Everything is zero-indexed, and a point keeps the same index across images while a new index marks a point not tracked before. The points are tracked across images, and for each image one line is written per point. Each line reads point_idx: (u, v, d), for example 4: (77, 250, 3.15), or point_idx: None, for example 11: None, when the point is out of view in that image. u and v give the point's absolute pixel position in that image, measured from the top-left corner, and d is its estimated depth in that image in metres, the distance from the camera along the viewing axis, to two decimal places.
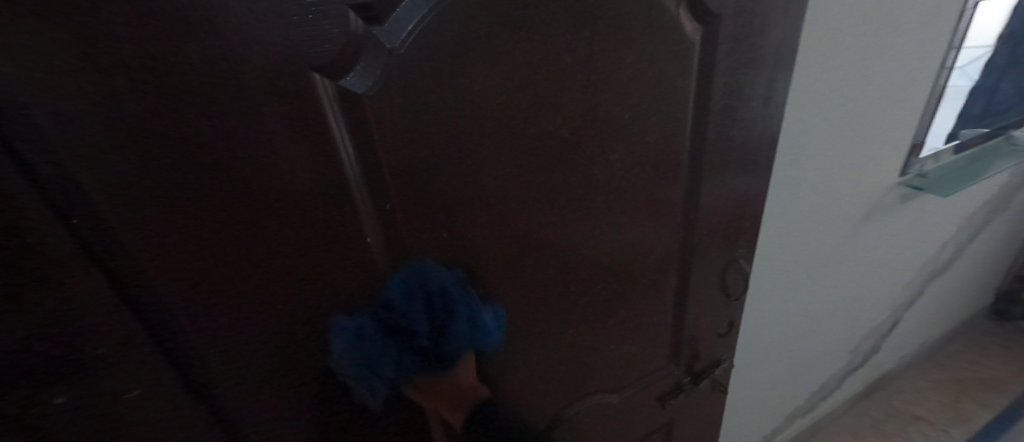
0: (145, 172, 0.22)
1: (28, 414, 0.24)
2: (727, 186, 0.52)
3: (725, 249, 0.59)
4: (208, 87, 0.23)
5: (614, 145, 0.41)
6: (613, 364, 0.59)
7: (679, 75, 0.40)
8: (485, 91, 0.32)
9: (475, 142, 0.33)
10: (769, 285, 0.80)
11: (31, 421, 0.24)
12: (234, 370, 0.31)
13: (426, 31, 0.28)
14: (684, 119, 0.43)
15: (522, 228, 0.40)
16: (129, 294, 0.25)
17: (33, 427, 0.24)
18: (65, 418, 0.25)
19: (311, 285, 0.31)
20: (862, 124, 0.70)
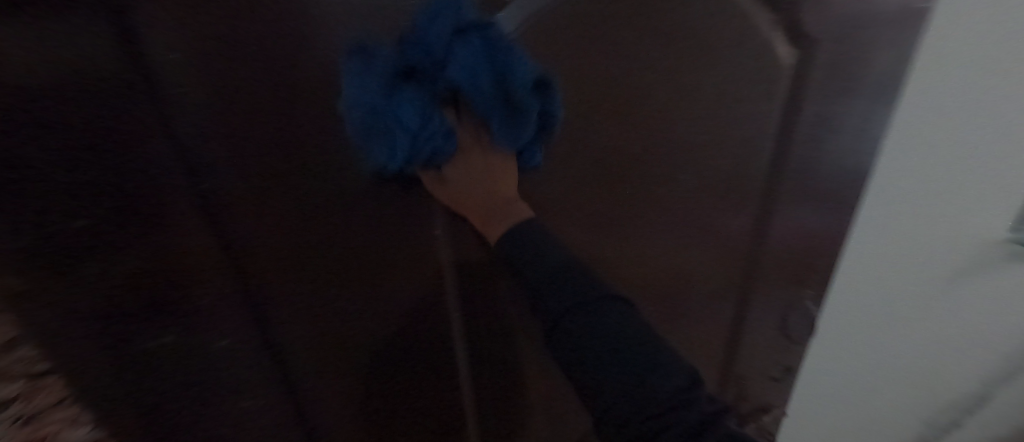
0: (263, 146, 0.25)
1: (138, 358, 0.27)
2: (802, 219, 0.49)
3: (791, 288, 0.56)
4: (320, 74, 0.25)
5: (683, 164, 0.40)
6: None
7: (763, 100, 0.39)
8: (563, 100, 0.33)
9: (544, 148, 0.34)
10: (838, 333, 0.74)
11: (140, 362, 0.27)
12: (305, 331, 0.33)
13: (517, 41, 0.29)
14: (763, 146, 0.42)
15: (579, 238, 0.40)
16: (233, 253, 0.27)
17: (139, 367, 0.27)
18: (166, 362, 0.28)
19: (381, 260, 0.34)
20: (977, 169, 0.62)
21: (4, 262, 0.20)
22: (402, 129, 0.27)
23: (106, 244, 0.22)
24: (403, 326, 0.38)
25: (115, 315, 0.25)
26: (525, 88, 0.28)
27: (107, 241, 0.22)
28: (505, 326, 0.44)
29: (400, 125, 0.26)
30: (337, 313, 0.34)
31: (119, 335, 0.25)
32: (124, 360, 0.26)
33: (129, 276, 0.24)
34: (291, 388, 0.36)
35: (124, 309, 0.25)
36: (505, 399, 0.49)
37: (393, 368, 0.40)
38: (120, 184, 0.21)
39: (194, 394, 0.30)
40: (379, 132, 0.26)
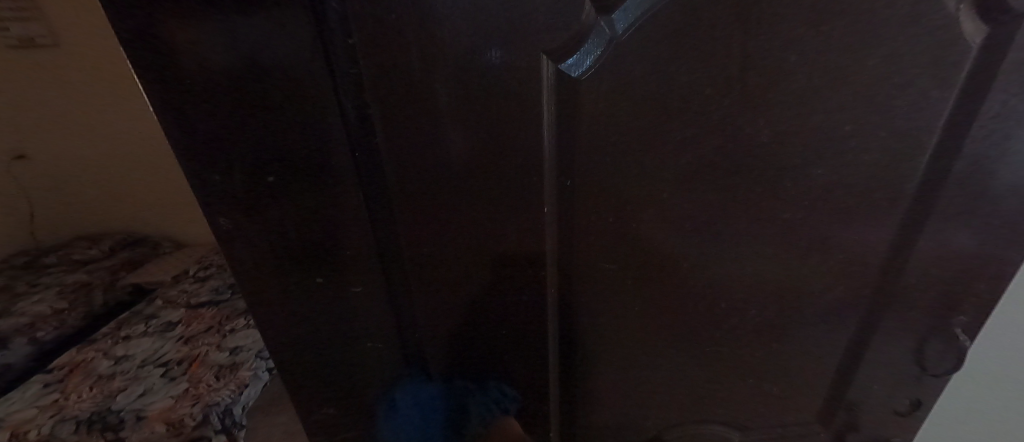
0: (410, 119, 0.29)
1: (303, 281, 0.34)
2: (962, 235, 0.41)
3: (935, 312, 0.48)
4: (464, 57, 0.28)
5: (819, 159, 0.36)
6: (742, 396, 0.55)
7: (932, 87, 0.33)
8: (692, 85, 0.31)
9: (663, 137, 0.34)
10: (989, 374, 0.62)
11: (303, 284, 0.34)
12: (421, 289, 0.38)
13: (649, 24, 0.29)
14: (922, 144, 0.36)
15: (683, 234, 0.40)
16: (375, 211, 0.33)
17: (302, 288, 0.35)
18: (318, 290, 0.35)
19: (492, 237, 0.36)
20: None
21: (237, 190, 0.28)
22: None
23: (292, 188, 0.29)
24: (507, 301, 0.41)
25: (291, 244, 0.32)
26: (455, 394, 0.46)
27: (293, 186, 0.29)
28: (596, 315, 0.44)
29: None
30: (442, 283, 0.38)
31: (292, 260, 0.33)
32: (293, 281, 0.34)
33: (302, 216, 0.31)
34: (405, 338, 0.41)
35: (297, 241, 0.32)
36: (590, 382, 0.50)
37: (490, 339, 0.43)
38: (306, 140, 0.28)
39: (335, 325, 0.37)
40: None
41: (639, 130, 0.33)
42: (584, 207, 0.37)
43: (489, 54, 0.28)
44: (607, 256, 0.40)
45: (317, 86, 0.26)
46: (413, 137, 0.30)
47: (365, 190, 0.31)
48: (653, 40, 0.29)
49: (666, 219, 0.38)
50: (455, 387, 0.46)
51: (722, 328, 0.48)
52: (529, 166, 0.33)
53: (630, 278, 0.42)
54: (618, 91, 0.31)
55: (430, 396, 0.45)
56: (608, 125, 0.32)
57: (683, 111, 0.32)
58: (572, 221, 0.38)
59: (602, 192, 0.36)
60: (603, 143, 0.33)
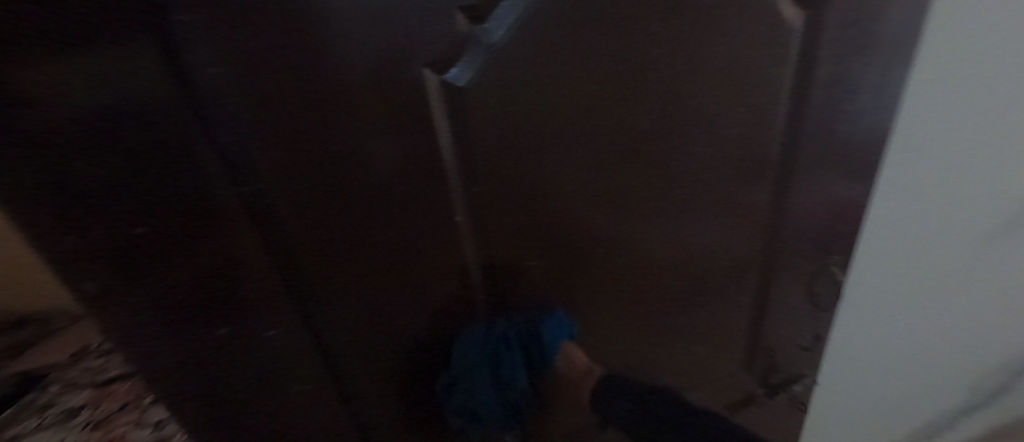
0: (298, 147, 0.28)
1: (204, 344, 0.30)
2: (821, 186, 0.48)
3: (814, 255, 0.55)
4: (344, 77, 0.27)
5: (697, 138, 0.40)
6: (680, 363, 0.58)
7: (773, 64, 0.38)
8: (572, 83, 0.33)
9: (557, 134, 0.35)
10: (865, 299, 0.72)
11: (205, 348, 0.31)
12: (344, 319, 0.36)
13: (522, 30, 0.30)
14: (776, 113, 0.41)
15: (593, 222, 0.42)
16: (276, 248, 0.30)
17: (205, 353, 0.31)
18: (226, 348, 0.31)
19: (409, 250, 0.36)
20: (1010, 113, 0.59)
21: (95, 265, 0.24)
22: (489, 405, 0.48)
23: (170, 246, 0.26)
24: (438, 311, 0.41)
25: (181, 306, 0.28)
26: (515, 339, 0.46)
27: (171, 243, 0.26)
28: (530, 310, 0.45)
29: (486, 404, 0.48)
30: (366, 308, 0.37)
31: (186, 325, 0.29)
32: (191, 347, 0.30)
33: (190, 273, 0.27)
34: (336, 375, 0.38)
35: (189, 301, 0.28)
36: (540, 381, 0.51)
37: (429, 354, 0.43)
38: (178, 189, 0.24)
39: (254, 380, 0.34)
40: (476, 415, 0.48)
41: (533, 130, 0.35)
42: (496, 208, 0.38)
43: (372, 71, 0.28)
44: (527, 251, 0.42)
45: (179, 130, 0.23)
46: (307, 160, 0.29)
47: (261, 229, 0.29)
48: (529, 44, 0.31)
49: (577, 208, 0.41)
50: (520, 327, 0.46)
51: (644, 302, 0.51)
52: (436, 175, 0.34)
53: (553, 270, 0.44)
54: (506, 97, 0.32)
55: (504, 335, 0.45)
56: (504, 128, 0.34)
57: (569, 108, 0.34)
58: (488, 224, 0.38)
59: (510, 190, 0.37)
60: (501, 146, 0.34)
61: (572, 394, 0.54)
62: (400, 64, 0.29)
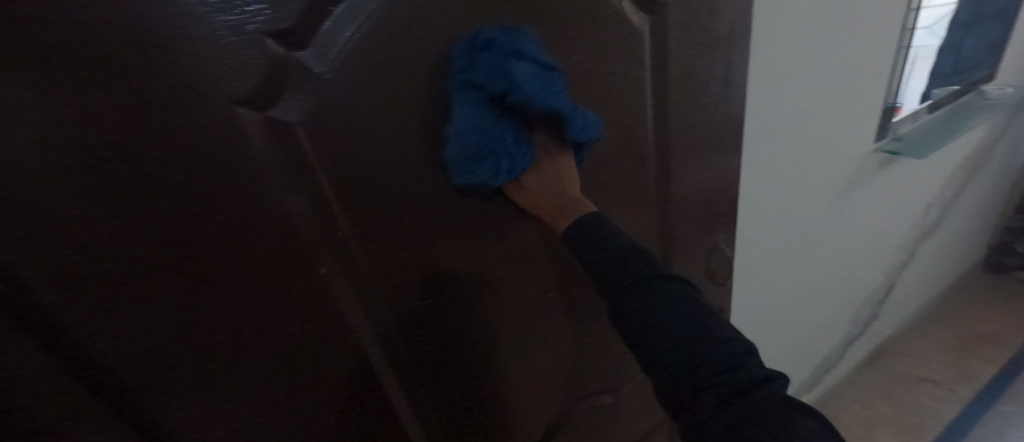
0: (72, 224, 0.21)
1: None
2: (697, 173, 0.51)
3: (702, 237, 0.58)
4: (126, 128, 0.21)
5: (574, 144, 0.40)
6: (603, 364, 0.58)
7: (631, 67, 0.40)
8: (427, 106, 0.31)
9: (423, 162, 0.33)
10: (752, 266, 0.79)
11: None
12: (198, 415, 0.29)
13: (356, 53, 0.27)
14: (644, 112, 0.43)
15: (485, 242, 0.39)
16: (71, 351, 0.23)
17: None
18: None
19: (270, 320, 0.30)
20: (831, 88, 0.69)
21: None
22: (479, 157, 0.33)
23: None
24: (325, 379, 0.34)
25: None
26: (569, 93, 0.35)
27: None
28: (441, 353, 0.40)
29: (477, 153, 0.33)
30: (225, 395, 0.30)
31: None
32: None
33: None
34: None
35: None
36: (463, 423, 0.46)
37: (325, 427, 0.36)
38: None
39: None
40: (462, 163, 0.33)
41: (395, 161, 0.31)
42: (369, 260, 0.33)
43: (160, 121, 0.22)
44: (419, 297, 0.37)
45: None
46: (75, 248, 0.22)
47: (38, 331, 0.22)
48: (367, 68, 0.28)
49: (463, 237, 0.37)
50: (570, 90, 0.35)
51: (555, 315, 0.49)
52: (283, 234, 0.28)
53: (457, 305, 0.39)
54: (352, 130, 0.28)
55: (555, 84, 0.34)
56: (359, 164, 0.30)
57: (431, 132, 0.32)
58: (364, 277, 0.33)
59: (385, 234, 0.33)
60: (360, 184, 0.30)
61: (499, 427, 0.49)
62: (202, 108, 0.23)
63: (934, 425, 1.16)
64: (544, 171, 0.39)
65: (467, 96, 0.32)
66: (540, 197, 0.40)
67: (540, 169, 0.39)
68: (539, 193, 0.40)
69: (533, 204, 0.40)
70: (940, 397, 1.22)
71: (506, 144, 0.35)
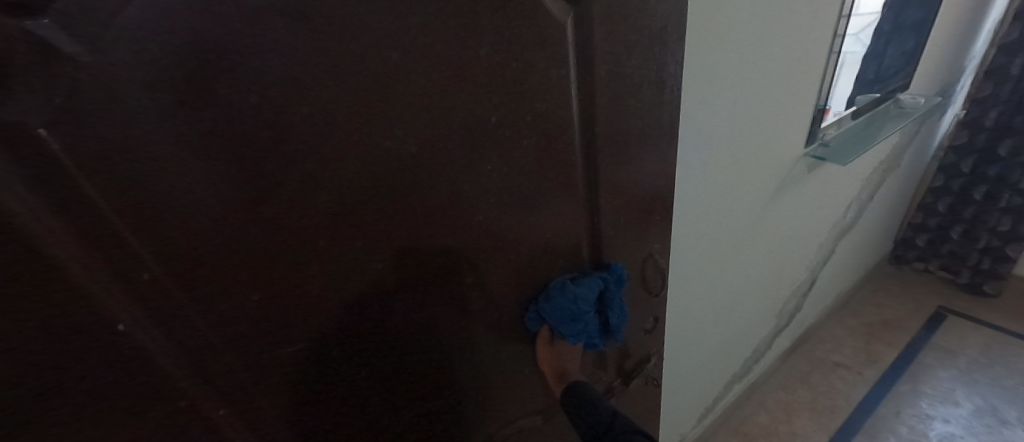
0: None
1: None
2: (628, 181, 0.47)
3: (636, 248, 0.54)
4: None
5: (484, 153, 0.34)
6: (530, 388, 0.52)
7: (551, 64, 0.34)
8: (272, 103, 0.24)
9: (271, 175, 0.25)
10: (685, 269, 0.77)
11: None
12: None
13: (138, 25, 0.19)
14: (569, 116, 0.38)
15: (374, 271, 0.32)
16: None
17: None
18: None
19: (38, 398, 0.21)
20: (765, 92, 0.68)
21: None
22: (575, 317, 0.46)
23: None
24: None
25: None
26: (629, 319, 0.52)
27: None
28: (319, 400, 0.34)
29: (573, 317, 0.46)
30: None
31: None
32: None
33: None
34: None
35: None
36: None
37: None
38: None
39: None
40: (567, 311, 0.45)
41: (223, 174, 0.23)
42: (192, 306, 0.25)
43: None
44: (279, 343, 0.29)
45: None
46: None
47: None
48: (167, 48, 0.20)
49: (338, 268, 0.30)
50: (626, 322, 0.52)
51: (470, 344, 0.43)
52: (45, 284, 0.20)
53: (337, 344, 0.33)
54: (150, 133, 0.21)
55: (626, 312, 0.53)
56: (164, 183, 0.22)
57: (281, 137, 0.25)
58: (187, 329, 0.25)
59: (217, 271, 0.25)
60: (166, 207, 0.22)
61: None
62: None
63: (845, 406, 1.21)
64: (566, 349, 0.51)
65: (597, 280, 0.48)
66: (556, 362, 0.51)
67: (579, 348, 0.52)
68: (559, 355, 0.51)
69: (546, 359, 0.51)
70: (850, 380, 1.28)
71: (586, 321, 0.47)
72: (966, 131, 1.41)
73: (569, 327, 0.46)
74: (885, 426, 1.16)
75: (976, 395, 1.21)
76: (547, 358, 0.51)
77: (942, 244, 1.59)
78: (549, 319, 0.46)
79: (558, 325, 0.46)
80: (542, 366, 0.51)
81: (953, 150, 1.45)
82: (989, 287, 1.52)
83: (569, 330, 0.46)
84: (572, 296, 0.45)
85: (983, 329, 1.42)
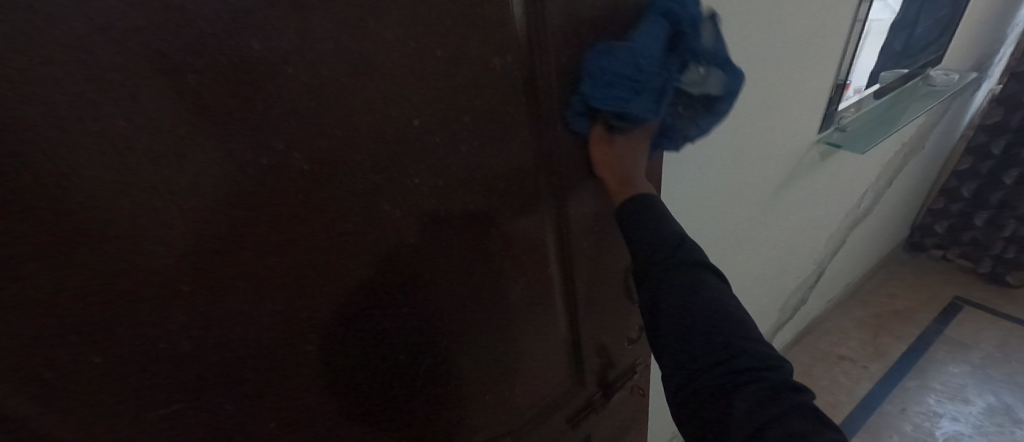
0: None
1: None
2: (601, 183, 0.41)
3: (612, 255, 0.49)
4: None
5: (412, 164, 0.28)
6: (497, 409, 0.47)
7: (492, 52, 0.28)
8: (80, 133, 0.17)
9: (94, 217, 0.19)
10: None
11: None
12: None
13: None
14: (520, 112, 0.32)
15: (275, 311, 0.27)
16: None
17: None
18: None
19: None
20: (774, 72, 0.60)
21: None
22: (638, 85, 0.36)
23: None
24: None
25: None
26: (708, 74, 0.40)
27: None
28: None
29: (632, 76, 0.35)
30: None
31: None
32: None
33: None
34: None
35: None
36: None
37: None
38: None
39: None
40: (627, 73, 0.35)
41: (14, 235, 0.17)
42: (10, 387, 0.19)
43: None
44: (151, 400, 0.24)
45: None
46: None
47: None
48: None
49: (225, 316, 0.25)
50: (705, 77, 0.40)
51: (418, 375, 0.38)
52: None
53: (235, 392, 0.27)
54: None
55: (709, 64, 0.39)
56: None
57: (100, 177, 0.18)
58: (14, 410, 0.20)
59: (40, 344, 0.19)
60: None
61: None
62: None
63: (847, 401, 1.16)
64: (630, 147, 0.40)
65: (659, 22, 0.35)
66: (621, 162, 0.40)
67: (639, 142, 0.40)
68: (625, 154, 0.40)
69: (606, 163, 0.39)
70: (854, 374, 1.23)
71: (652, 85, 0.36)
72: (1002, 109, 1.29)
73: (626, 94, 0.35)
74: (889, 423, 1.11)
75: (989, 392, 1.16)
76: (609, 159, 0.39)
77: (965, 231, 1.49)
78: (603, 95, 0.35)
79: (614, 102, 0.35)
80: (603, 170, 0.40)
81: (984, 130, 1.34)
82: (1012, 277, 1.43)
83: (637, 106, 0.36)
84: (625, 53, 0.34)
85: (1001, 322, 1.35)
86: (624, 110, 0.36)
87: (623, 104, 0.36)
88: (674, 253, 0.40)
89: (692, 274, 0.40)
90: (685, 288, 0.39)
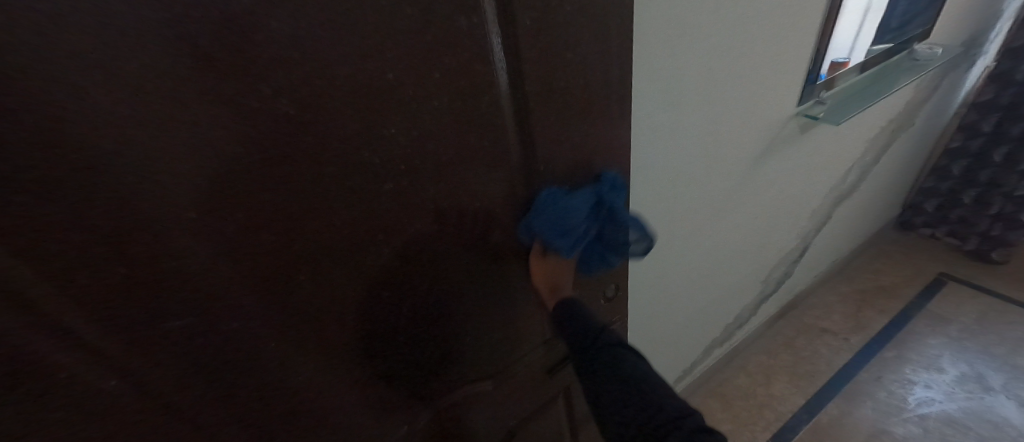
0: None
1: None
2: (573, 143, 0.44)
3: None
4: None
5: (388, 115, 0.31)
6: (479, 355, 0.51)
7: (461, 13, 0.31)
8: (89, 60, 0.20)
9: (121, 142, 0.22)
10: (659, 238, 0.74)
11: None
12: None
13: None
14: (489, 71, 0.35)
15: (272, 244, 0.30)
16: None
17: None
18: None
19: None
20: (750, 42, 0.62)
21: None
22: (570, 231, 0.45)
23: None
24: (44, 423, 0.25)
25: None
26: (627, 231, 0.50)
27: None
28: (234, 369, 0.32)
29: (564, 222, 0.44)
30: None
31: None
32: None
33: None
34: None
35: None
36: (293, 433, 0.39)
37: None
38: None
39: None
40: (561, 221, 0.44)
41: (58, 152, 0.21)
42: (38, 286, 0.22)
43: None
44: (171, 317, 0.28)
45: None
46: None
47: None
48: None
49: (221, 244, 0.28)
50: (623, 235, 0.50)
51: (403, 315, 0.41)
52: None
53: (241, 318, 0.31)
54: None
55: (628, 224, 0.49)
56: None
57: (109, 99, 0.21)
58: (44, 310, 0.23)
59: (80, 250, 0.23)
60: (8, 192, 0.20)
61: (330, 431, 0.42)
62: None
63: (826, 369, 1.21)
64: (561, 265, 0.49)
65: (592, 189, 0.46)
66: (553, 275, 0.50)
67: (569, 268, 0.50)
68: (555, 270, 0.49)
69: (538, 275, 0.49)
70: (835, 345, 1.27)
71: (580, 234, 0.45)
72: (994, 86, 1.29)
73: (557, 233, 0.44)
74: (864, 389, 1.16)
75: (963, 362, 1.20)
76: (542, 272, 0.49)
77: (953, 209, 1.51)
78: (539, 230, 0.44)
79: (547, 236, 0.44)
80: (538, 278, 0.50)
81: (976, 107, 1.35)
82: (997, 255, 1.46)
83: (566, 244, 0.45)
84: (564, 204, 0.44)
85: (983, 297, 1.38)
86: (554, 244, 0.45)
87: (554, 240, 0.44)
88: (602, 334, 0.49)
89: (617, 348, 0.48)
90: (613, 358, 0.47)
